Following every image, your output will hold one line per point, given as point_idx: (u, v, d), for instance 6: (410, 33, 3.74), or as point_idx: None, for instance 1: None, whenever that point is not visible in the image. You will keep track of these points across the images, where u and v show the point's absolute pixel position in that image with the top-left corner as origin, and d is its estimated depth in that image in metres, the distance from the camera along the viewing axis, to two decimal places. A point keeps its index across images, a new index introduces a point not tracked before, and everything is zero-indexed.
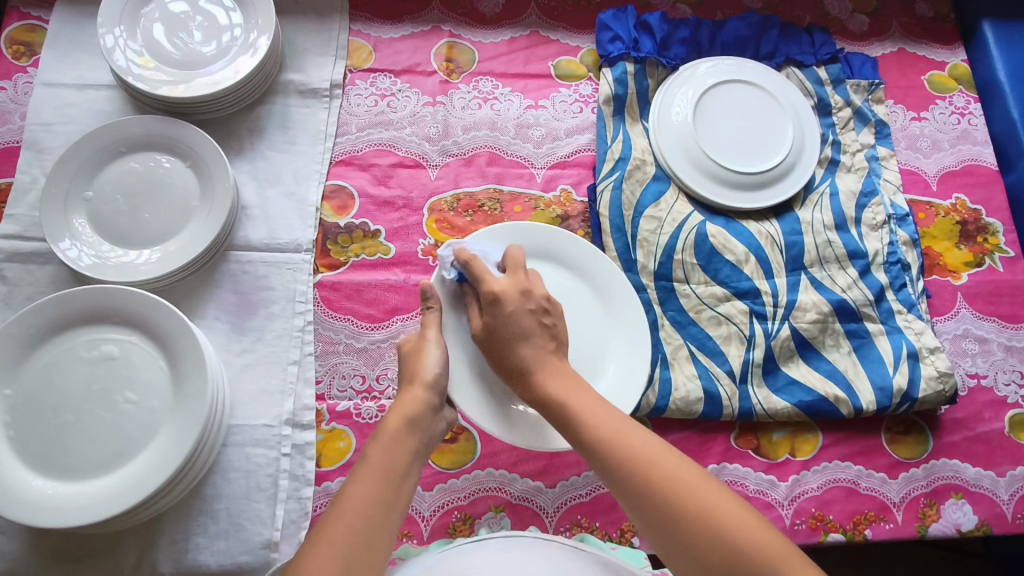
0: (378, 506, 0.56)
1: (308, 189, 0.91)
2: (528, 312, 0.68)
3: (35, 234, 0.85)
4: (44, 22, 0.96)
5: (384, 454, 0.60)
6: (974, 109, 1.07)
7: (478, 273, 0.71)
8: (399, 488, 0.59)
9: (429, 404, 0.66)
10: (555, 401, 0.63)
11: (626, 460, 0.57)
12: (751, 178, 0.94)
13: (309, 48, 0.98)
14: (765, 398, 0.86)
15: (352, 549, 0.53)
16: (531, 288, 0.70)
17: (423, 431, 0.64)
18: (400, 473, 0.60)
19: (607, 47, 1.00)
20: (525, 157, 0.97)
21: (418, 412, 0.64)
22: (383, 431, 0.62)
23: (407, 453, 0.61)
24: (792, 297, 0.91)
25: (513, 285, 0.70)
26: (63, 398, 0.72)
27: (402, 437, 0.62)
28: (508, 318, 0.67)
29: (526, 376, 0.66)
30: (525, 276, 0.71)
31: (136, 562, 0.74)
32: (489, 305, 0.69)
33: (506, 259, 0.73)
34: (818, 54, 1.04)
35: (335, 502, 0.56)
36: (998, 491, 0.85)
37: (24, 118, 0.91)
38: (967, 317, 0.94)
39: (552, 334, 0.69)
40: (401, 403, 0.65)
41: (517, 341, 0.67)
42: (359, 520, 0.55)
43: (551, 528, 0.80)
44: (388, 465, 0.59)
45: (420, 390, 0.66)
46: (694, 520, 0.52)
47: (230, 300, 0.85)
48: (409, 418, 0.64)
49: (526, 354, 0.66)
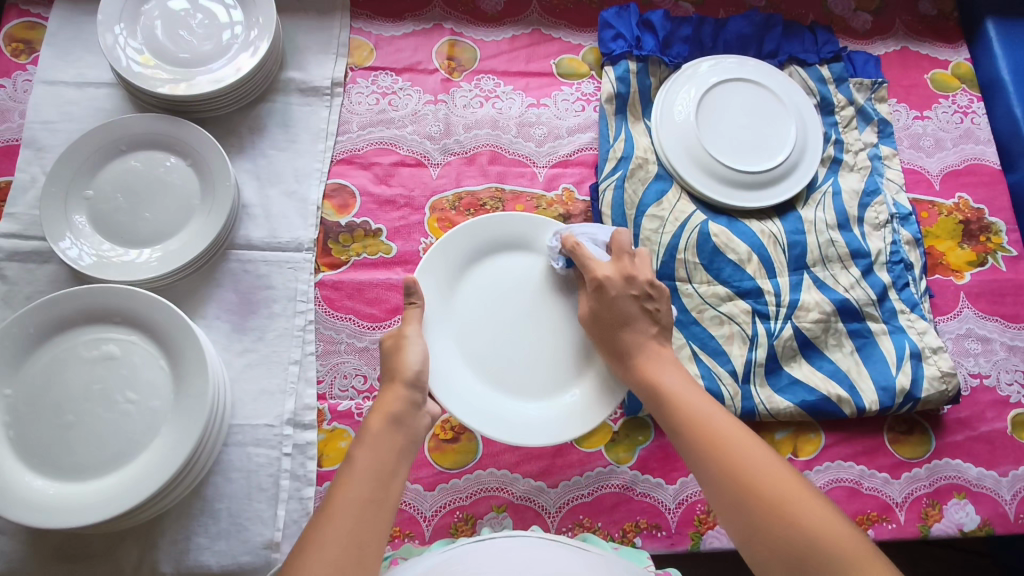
0: (367, 504, 0.56)
1: (309, 188, 0.91)
2: (632, 297, 0.75)
3: (35, 233, 0.84)
4: (44, 19, 0.96)
5: (368, 454, 0.60)
6: (977, 108, 1.06)
7: (585, 261, 0.78)
8: (387, 484, 0.59)
9: (411, 401, 0.66)
10: (648, 382, 0.71)
11: (708, 437, 0.62)
12: (754, 177, 0.94)
13: (310, 46, 0.98)
14: (767, 397, 0.86)
15: (345, 548, 0.53)
16: (635, 276, 0.76)
17: (407, 427, 0.64)
18: (387, 470, 0.60)
19: (609, 45, 1.00)
20: (527, 156, 0.97)
21: (399, 409, 0.64)
22: (367, 431, 0.63)
23: (392, 450, 0.61)
24: (795, 297, 0.90)
25: (617, 272, 0.76)
26: (64, 398, 0.72)
27: (386, 435, 0.62)
28: (612, 301, 0.75)
29: (628, 358, 0.73)
30: (629, 262, 0.77)
31: (136, 563, 0.73)
32: (595, 291, 0.76)
33: (613, 243, 0.79)
34: (820, 53, 1.04)
35: (325, 504, 0.56)
36: (1000, 491, 0.85)
37: (23, 116, 0.90)
38: (969, 317, 0.94)
39: (655, 319, 0.75)
40: (383, 403, 0.65)
41: (623, 327, 0.74)
42: (349, 520, 0.54)
43: (554, 528, 0.80)
44: (373, 463, 0.59)
45: (402, 387, 0.66)
46: (770, 500, 0.56)
47: (231, 300, 0.85)
48: (390, 416, 0.64)
49: (628, 338, 0.74)
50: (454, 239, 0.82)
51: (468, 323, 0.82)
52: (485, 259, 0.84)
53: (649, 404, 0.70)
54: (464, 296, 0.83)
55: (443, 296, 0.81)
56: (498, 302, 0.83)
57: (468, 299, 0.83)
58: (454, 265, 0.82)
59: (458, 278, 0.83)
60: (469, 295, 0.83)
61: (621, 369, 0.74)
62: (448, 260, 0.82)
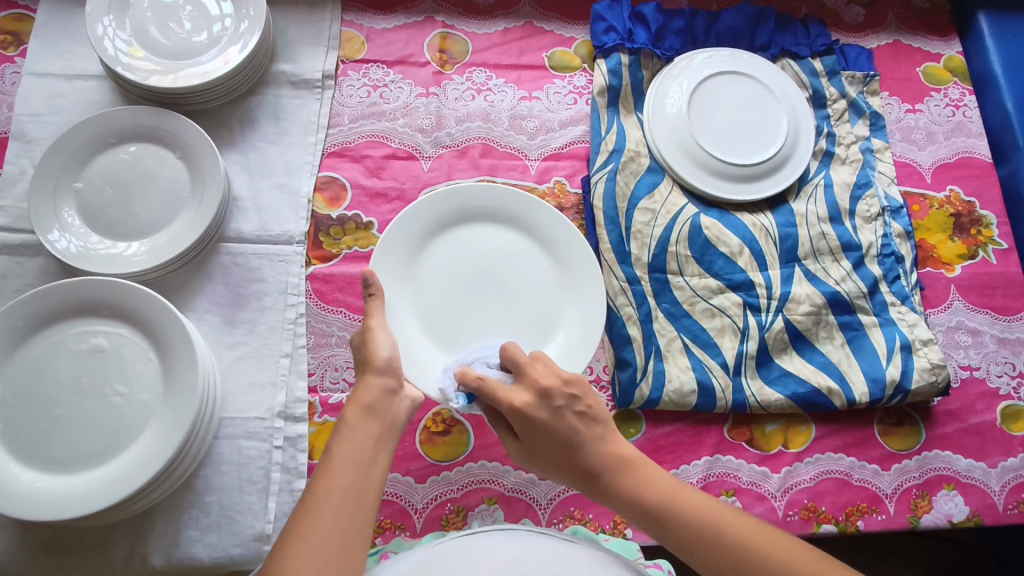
0: (348, 494, 0.56)
1: (300, 180, 0.91)
2: (558, 412, 0.63)
3: (23, 226, 0.84)
4: (32, 11, 0.95)
5: (345, 445, 0.59)
6: (968, 101, 1.07)
7: (492, 394, 0.64)
8: (367, 473, 0.58)
9: (387, 390, 0.64)
10: (631, 501, 0.61)
11: (717, 539, 0.57)
12: (745, 170, 0.94)
13: (300, 38, 0.97)
14: (758, 389, 0.86)
15: (328, 541, 0.53)
16: (547, 385, 0.63)
17: (383, 415, 0.63)
18: (366, 459, 0.59)
19: (601, 38, 1.00)
20: (519, 149, 0.97)
21: (373, 399, 0.63)
22: (343, 423, 0.61)
23: (368, 440, 0.60)
24: (786, 290, 0.91)
25: (528, 390, 0.64)
26: (52, 391, 0.71)
27: (361, 426, 0.61)
28: (542, 431, 0.63)
29: (596, 479, 0.62)
30: (533, 370, 0.65)
31: (127, 556, 0.73)
32: (520, 426, 0.64)
33: (506, 360, 0.67)
34: (813, 46, 1.04)
35: (305, 497, 0.56)
36: (989, 482, 0.86)
37: (11, 108, 0.90)
38: (960, 309, 0.94)
39: (594, 415, 0.63)
40: (359, 394, 0.64)
41: (573, 449, 0.63)
42: (331, 513, 0.54)
43: (545, 520, 0.80)
44: (351, 454, 0.59)
45: (375, 377, 0.65)
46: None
47: (222, 293, 0.84)
48: (366, 406, 0.62)
49: (586, 460, 0.62)
50: (417, 211, 0.82)
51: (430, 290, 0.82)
52: (452, 229, 0.85)
53: (636, 520, 0.61)
54: (426, 264, 0.83)
55: (405, 265, 0.82)
56: (462, 268, 0.84)
57: (431, 267, 0.83)
58: (418, 235, 0.83)
59: (421, 248, 0.83)
60: (432, 262, 0.83)
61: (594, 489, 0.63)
62: (413, 230, 0.82)
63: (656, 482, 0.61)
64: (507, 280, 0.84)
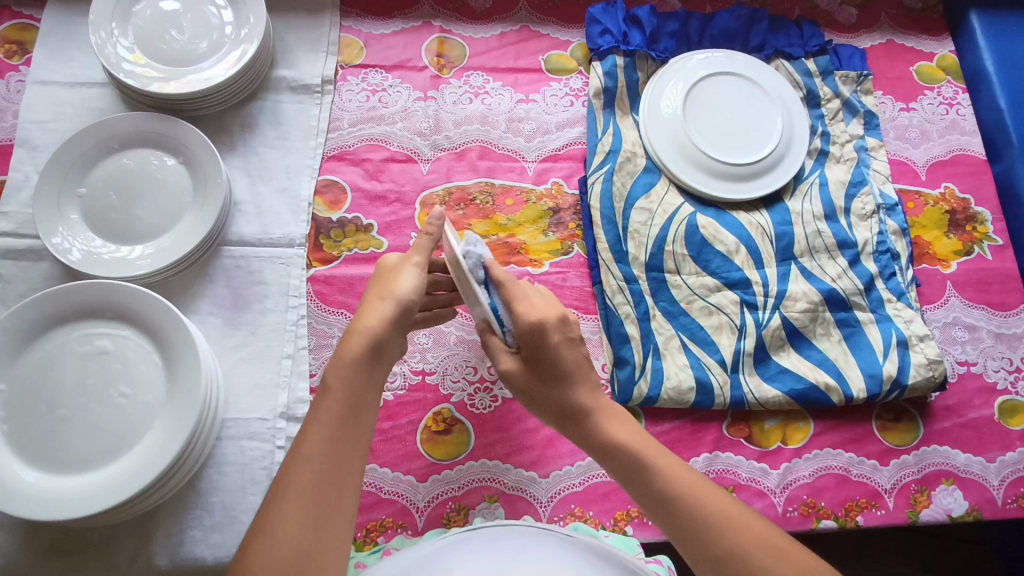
0: (342, 441, 0.58)
1: (300, 184, 0.92)
2: (568, 343, 0.66)
3: (29, 232, 0.85)
4: (36, 20, 0.97)
5: (345, 385, 0.60)
6: (962, 99, 1.07)
7: (518, 295, 0.64)
8: (360, 418, 0.60)
9: (393, 324, 0.63)
10: (614, 444, 0.64)
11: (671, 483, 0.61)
12: (742, 170, 0.94)
13: (300, 45, 0.99)
14: (756, 386, 0.87)
15: (319, 488, 0.55)
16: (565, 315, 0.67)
17: (383, 355, 0.63)
18: (361, 402, 0.60)
19: (597, 41, 1.01)
20: (516, 151, 0.98)
21: (381, 336, 0.62)
22: (343, 361, 0.60)
23: (366, 382, 0.61)
24: (783, 287, 0.91)
25: (549, 311, 0.65)
26: (57, 393, 0.72)
27: (361, 367, 0.61)
28: (555, 348, 0.65)
29: (586, 419, 0.66)
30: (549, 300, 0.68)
31: (132, 556, 0.74)
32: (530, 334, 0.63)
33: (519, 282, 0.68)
34: (806, 46, 1.05)
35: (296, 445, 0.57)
36: (988, 477, 0.86)
37: (16, 116, 0.91)
38: (956, 305, 0.95)
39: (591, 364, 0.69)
40: (368, 320, 0.62)
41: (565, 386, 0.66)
42: (323, 459, 0.56)
43: (546, 518, 0.81)
44: (349, 394, 0.59)
45: (389, 306, 0.63)
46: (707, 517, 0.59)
47: (224, 296, 0.85)
48: (372, 345, 0.61)
49: (583, 395, 0.66)
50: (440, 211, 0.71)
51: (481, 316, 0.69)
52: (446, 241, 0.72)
53: (612, 462, 0.64)
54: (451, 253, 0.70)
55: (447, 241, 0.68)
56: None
57: None
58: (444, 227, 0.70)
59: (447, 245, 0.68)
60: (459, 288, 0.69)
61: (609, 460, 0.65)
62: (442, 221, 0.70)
63: (678, 469, 0.62)
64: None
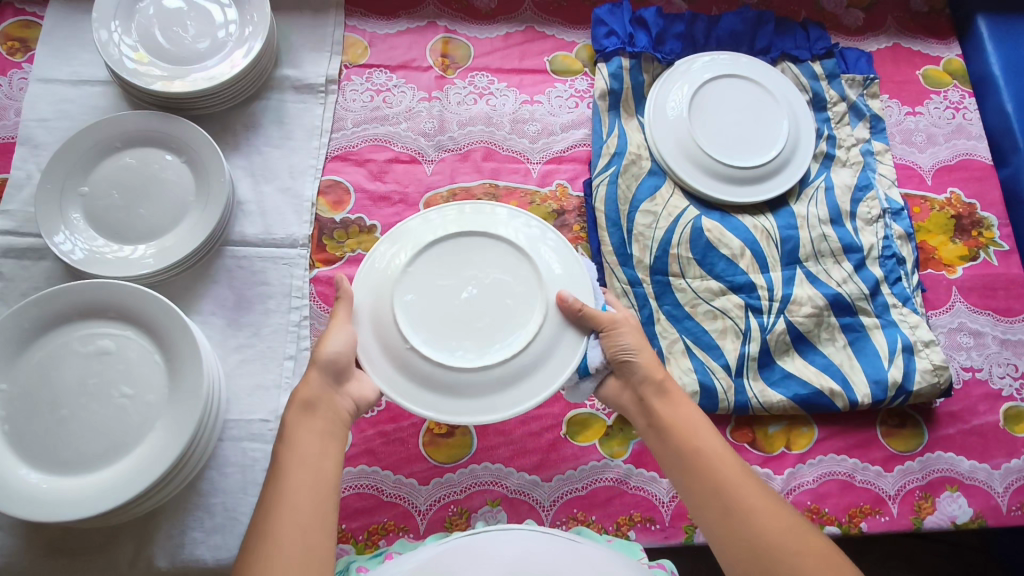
0: (304, 491, 0.59)
1: (304, 184, 0.92)
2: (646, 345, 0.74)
3: (30, 230, 0.85)
4: (39, 18, 0.96)
5: (294, 446, 0.62)
6: (968, 104, 1.07)
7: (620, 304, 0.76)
8: (318, 469, 0.61)
9: (324, 385, 0.66)
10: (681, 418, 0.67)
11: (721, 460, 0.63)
12: (747, 173, 0.94)
13: (304, 44, 0.98)
14: (760, 391, 0.86)
15: (295, 540, 0.56)
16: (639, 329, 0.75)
17: (323, 410, 0.65)
18: (315, 454, 0.62)
19: (602, 42, 1.01)
20: (521, 152, 0.97)
21: (313, 395, 0.65)
22: (285, 426, 0.64)
23: (314, 436, 0.63)
24: (788, 292, 0.91)
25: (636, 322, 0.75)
26: (58, 393, 0.72)
27: (304, 425, 0.64)
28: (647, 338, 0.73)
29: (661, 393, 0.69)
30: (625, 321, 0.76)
31: (132, 557, 0.74)
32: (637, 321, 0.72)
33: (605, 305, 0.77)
34: (813, 49, 1.04)
35: (265, 503, 0.58)
36: (993, 484, 0.86)
37: (18, 114, 0.91)
38: (962, 311, 0.94)
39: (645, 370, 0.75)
40: (301, 390, 0.66)
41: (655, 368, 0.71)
42: (289, 514, 0.57)
43: (548, 522, 0.80)
44: (300, 452, 0.62)
45: (315, 371, 0.66)
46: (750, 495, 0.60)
47: (226, 296, 0.85)
48: (304, 403, 0.65)
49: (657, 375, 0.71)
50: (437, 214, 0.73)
51: (538, 280, 0.68)
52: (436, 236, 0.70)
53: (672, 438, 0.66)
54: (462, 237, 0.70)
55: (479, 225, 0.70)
56: (498, 268, 0.69)
57: (493, 247, 0.70)
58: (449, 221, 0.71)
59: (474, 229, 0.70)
60: (521, 253, 0.69)
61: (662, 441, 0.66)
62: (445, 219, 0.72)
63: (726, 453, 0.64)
64: (446, 284, 0.68)
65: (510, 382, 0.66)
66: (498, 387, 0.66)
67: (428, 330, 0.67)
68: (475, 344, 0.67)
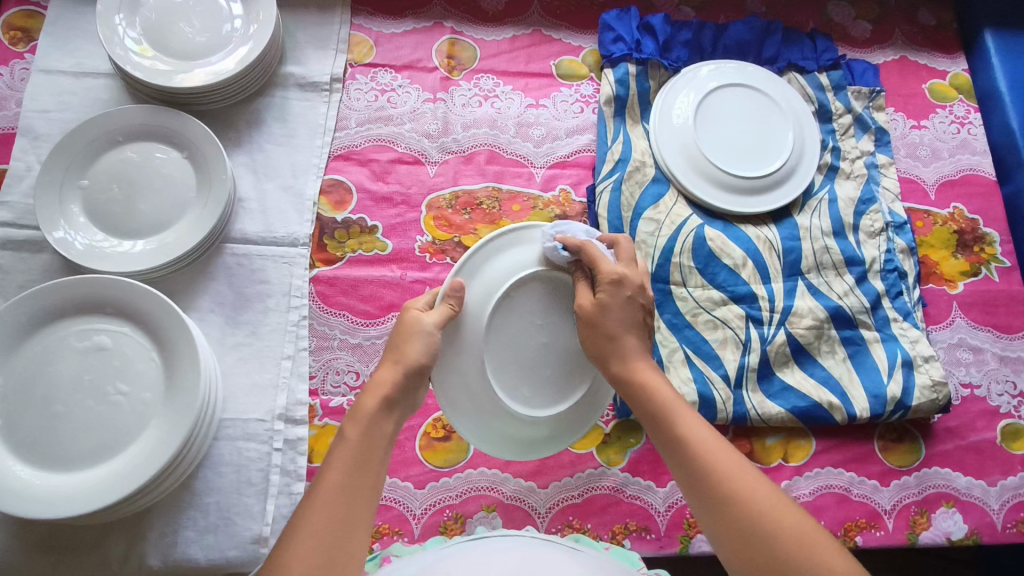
0: (357, 492, 0.54)
1: (306, 183, 0.91)
2: (640, 307, 0.65)
3: (28, 222, 0.84)
4: (43, 7, 0.95)
5: (362, 439, 0.56)
6: (973, 119, 1.07)
7: (599, 258, 0.63)
8: (374, 473, 0.56)
9: (408, 384, 0.61)
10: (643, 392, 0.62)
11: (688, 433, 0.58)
12: (752, 183, 0.94)
13: (310, 41, 0.98)
14: (759, 402, 0.86)
15: (331, 541, 0.50)
16: (646, 286, 0.66)
17: (398, 412, 0.60)
18: (376, 458, 0.57)
19: (609, 47, 1.00)
20: (524, 156, 0.97)
21: (396, 393, 0.60)
22: (359, 411, 0.58)
23: (381, 439, 0.58)
24: (789, 303, 0.91)
25: (631, 275, 0.65)
26: (53, 389, 0.71)
27: (378, 420, 0.58)
28: (625, 305, 0.63)
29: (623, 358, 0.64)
30: (635, 266, 0.66)
31: (124, 555, 0.73)
32: (610, 287, 0.63)
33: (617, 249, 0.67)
34: (819, 60, 1.04)
35: (313, 493, 0.53)
36: (988, 501, 0.86)
37: (19, 105, 0.90)
38: (962, 326, 0.94)
39: (649, 333, 0.67)
40: (377, 384, 0.60)
41: (626, 331, 0.64)
42: (336, 512, 0.51)
43: (543, 528, 0.80)
44: (364, 449, 0.56)
45: (397, 368, 0.60)
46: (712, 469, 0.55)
47: (225, 294, 0.84)
48: (386, 398, 0.59)
49: (631, 341, 0.64)
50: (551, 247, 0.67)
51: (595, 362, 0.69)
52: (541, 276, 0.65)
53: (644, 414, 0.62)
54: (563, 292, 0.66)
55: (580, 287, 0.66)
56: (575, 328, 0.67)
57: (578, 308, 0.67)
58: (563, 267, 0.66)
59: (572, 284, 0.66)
60: None
61: (677, 462, 0.58)
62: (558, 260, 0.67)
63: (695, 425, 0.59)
64: (527, 323, 0.66)
65: (531, 441, 0.70)
66: (528, 440, 0.70)
67: (496, 362, 0.65)
68: (532, 390, 0.67)
